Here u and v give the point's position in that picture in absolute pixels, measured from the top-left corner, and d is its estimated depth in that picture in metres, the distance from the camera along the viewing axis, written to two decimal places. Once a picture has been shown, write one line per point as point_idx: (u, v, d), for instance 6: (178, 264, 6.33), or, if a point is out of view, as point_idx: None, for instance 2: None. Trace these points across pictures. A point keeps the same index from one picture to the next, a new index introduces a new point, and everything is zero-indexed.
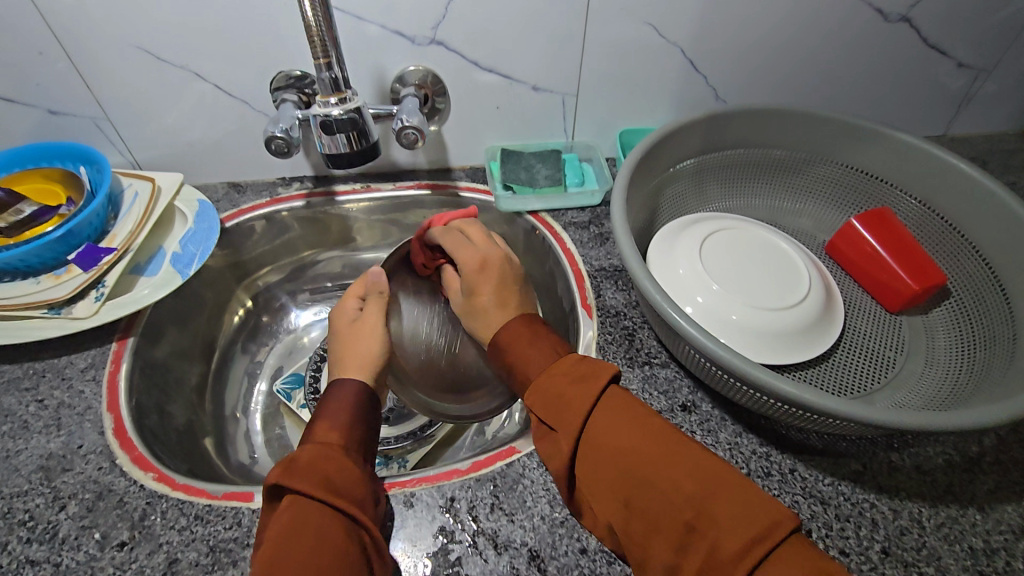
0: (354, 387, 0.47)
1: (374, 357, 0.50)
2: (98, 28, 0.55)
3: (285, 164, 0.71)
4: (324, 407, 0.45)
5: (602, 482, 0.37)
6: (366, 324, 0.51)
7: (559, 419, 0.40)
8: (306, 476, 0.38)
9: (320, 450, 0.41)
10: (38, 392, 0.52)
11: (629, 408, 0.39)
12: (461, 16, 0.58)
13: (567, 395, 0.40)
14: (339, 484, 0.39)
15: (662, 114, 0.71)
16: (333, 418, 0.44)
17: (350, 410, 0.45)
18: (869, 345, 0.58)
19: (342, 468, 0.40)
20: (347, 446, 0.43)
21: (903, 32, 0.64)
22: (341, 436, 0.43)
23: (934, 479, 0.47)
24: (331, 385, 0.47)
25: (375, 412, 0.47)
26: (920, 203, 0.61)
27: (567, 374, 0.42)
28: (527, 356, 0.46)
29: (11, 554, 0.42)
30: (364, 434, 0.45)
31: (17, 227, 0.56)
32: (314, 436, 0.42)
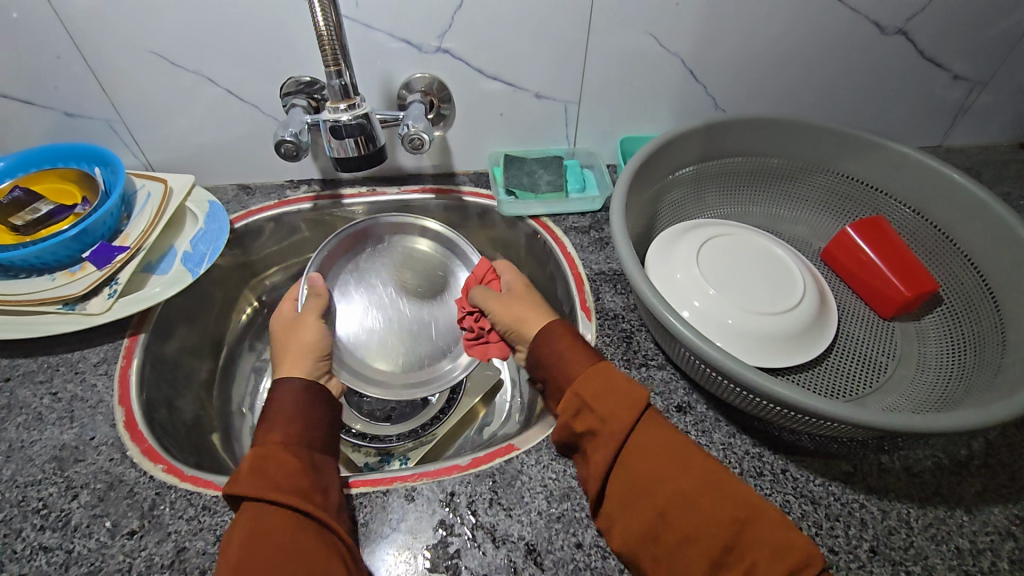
0: (293, 386, 0.48)
1: (314, 344, 0.56)
2: (116, 33, 0.57)
3: (293, 167, 0.72)
4: (272, 405, 0.47)
5: (639, 500, 0.40)
6: (305, 318, 0.58)
7: (601, 439, 0.42)
8: (252, 482, 0.40)
9: (269, 454, 0.42)
10: (51, 385, 0.54)
11: (668, 435, 0.42)
12: (467, 26, 0.59)
13: (618, 405, 0.42)
14: (288, 483, 0.41)
15: (662, 123, 0.73)
16: (276, 421, 0.45)
17: (298, 411, 0.46)
18: (862, 350, 0.59)
19: (290, 470, 0.42)
20: (294, 446, 0.44)
21: (898, 44, 0.65)
22: (284, 436, 0.44)
23: (923, 481, 0.48)
24: (274, 386, 0.48)
25: (323, 406, 0.48)
26: (913, 212, 0.62)
27: (604, 390, 0.43)
28: (573, 361, 0.47)
29: (25, 541, 0.44)
30: (308, 429, 0.46)
31: (33, 225, 0.58)
32: (262, 439, 0.44)
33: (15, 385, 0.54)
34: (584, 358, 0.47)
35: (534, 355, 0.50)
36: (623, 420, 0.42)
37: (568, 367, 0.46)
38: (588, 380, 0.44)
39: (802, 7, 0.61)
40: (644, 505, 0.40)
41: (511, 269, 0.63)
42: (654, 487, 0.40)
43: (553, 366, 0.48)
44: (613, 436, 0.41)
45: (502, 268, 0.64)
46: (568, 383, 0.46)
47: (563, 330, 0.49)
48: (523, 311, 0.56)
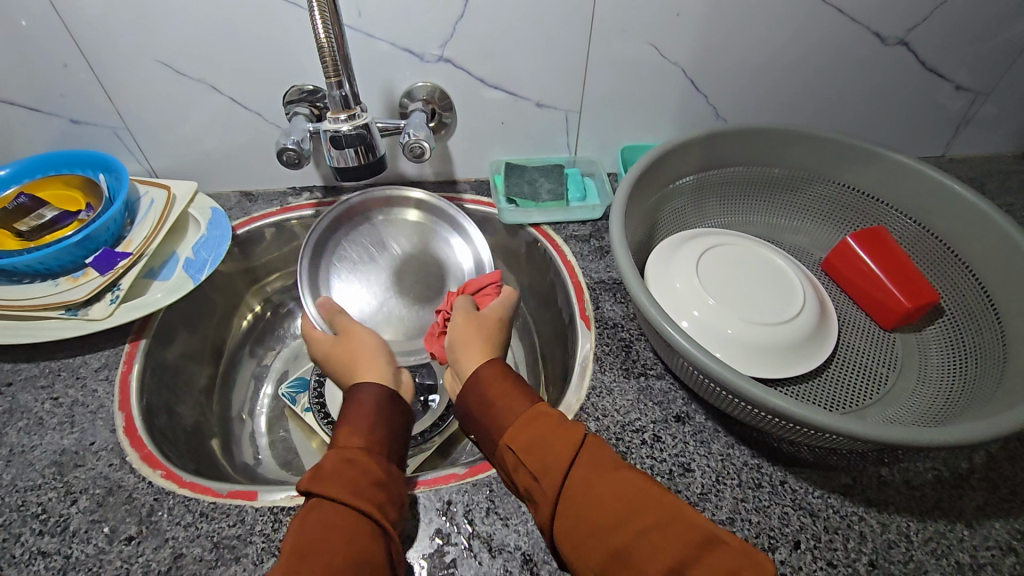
0: (375, 393, 0.47)
1: (373, 343, 0.54)
2: (121, 42, 0.57)
3: (296, 174, 0.73)
4: (351, 409, 0.46)
5: (588, 538, 0.37)
6: (349, 332, 0.56)
7: (538, 485, 0.40)
8: (341, 489, 0.39)
9: (354, 461, 0.42)
10: (53, 390, 0.54)
11: (609, 474, 0.39)
12: (469, 35, 0.60)
13: (545, 452, 0.41)
14: (371, 492, 0.40)
15: (663, 132, 0.73)
16: (358, 425, 0.45)
17: (376, 417, 0.46)
18: (862, 361, 0.59)
19: (371, 477, 0.41)
20: (376, 453, 0.43)
21: (900, 55, 0.65)
22: (367, 442, 0.44)
23: (923, 494, 0.48)
24: (352, 391, 0.48)
25: (400, 413, 0.48)
26: (914, 223, 0.62)
27: (540, 433, 0.42)
28: (505, 402, 0.45)
29: (23, 545, 0.44)
30: (389, 440, 0.45)
31: (37, 231, 0.59)
32: (343, 444, 0.43)
33: (18, 389, 0.54)
34: (515, 398, 0.45)
35: (463, 401, 0.48)
36: (562, 459, 0.40)
37: (495, 412, 0.45)
38: (521, 423, 0.43)
39: (803, 18, 0.61)
40: (591, 553, 0.37)
41: (507, 299, 0.60)
42: (597, 532, 0.37)
43: (478, 412, 0.46)
44: (549, 484, 0.39)
45: (504, 290, 0.61)
46: (499, 431, 0.44)
47: (493, 368, 0.48)
48: (470, 339, 0.53)
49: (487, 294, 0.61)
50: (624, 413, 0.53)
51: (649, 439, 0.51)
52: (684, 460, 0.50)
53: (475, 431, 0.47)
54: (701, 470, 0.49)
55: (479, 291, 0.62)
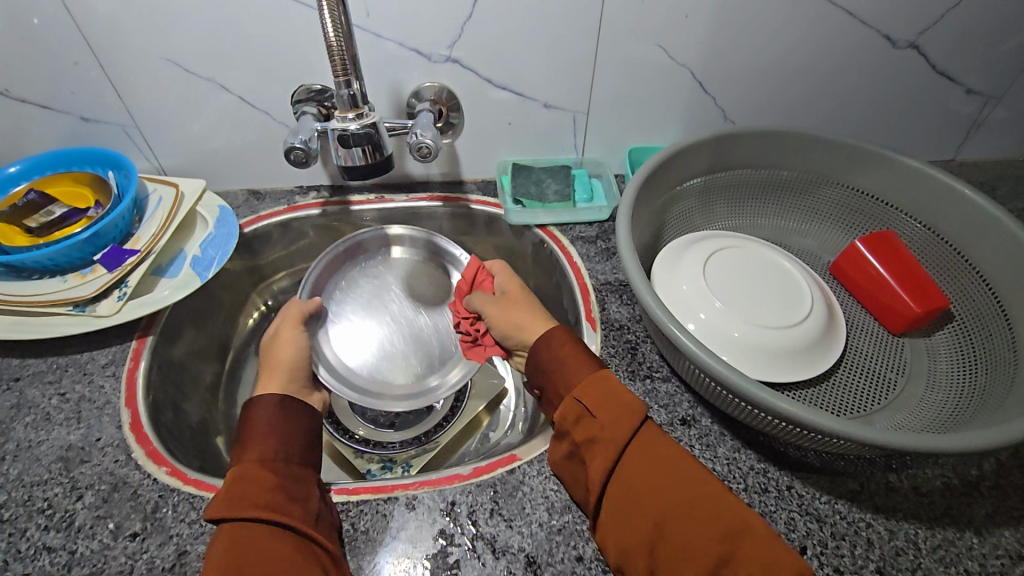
0: (270, 403, 0.48)
1: (291, 360, 0.57)
2: (131, 40, 0.58)
3: (303, 173, 0.73)
4: (247, 428, 0.47)
5: (632, 512, 0.40)
6: (281, 339, 0.59)
7: (599, 447, 0.43)
8: (242, 504, 0.41)
9: (246, 474, 0.43)
10: (60, 385, 0.54)
11: (666, 449, 0.42)
12: (477, 36, 0.60)
13: (614, 420, 0.43)
14: (271, 499, 0.42)
15: (671, 133, 0.73)
16: (251, 442, 0.46)
17: (269, 426, 0.47)
18: (871, 366, 0.58)
19: (265, 485, 0.42)
20: (275, 462, 0.45)
21: (911, 58, 0.65)
22: (261, 454, 0.45)
23: (932, 501, 0.47)
24: (249, 403, 0.48)
25: (301, 414, 0.49)
26: (924, 227, 0.61)
27: (606, 403, 0.44)
28: (574, 368, 0.47)
29: (29, 540, 0.44)
30: (284, 445, 0.46)
31: (47, 227, 0.59)
32: (240, 459, 0.45)
33: (25, 384, 0.54)
34: (584, 366, 0.47)
35: (535, 361, 0.50)
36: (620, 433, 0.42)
37: (569, 374, 0.47)
38: (589, 391, 0.45)
39: (813, 20, 0.61)
40: (637, 519, 0.40)
41: (505, 270, 0.64)
42: (644, 501, 0.40)
43: (552, 372, 0.49)
44: (611, 447, 0.42)
45: (494, 269, 0.64)
46: (569, 390, 0.47)
47: (564, 337, 0.50)
48: (522, 317, 0.56)
49: (481, 281, 0.65)
50: None
51: None
52: None
53: (549, 393, 0.49)
54: None
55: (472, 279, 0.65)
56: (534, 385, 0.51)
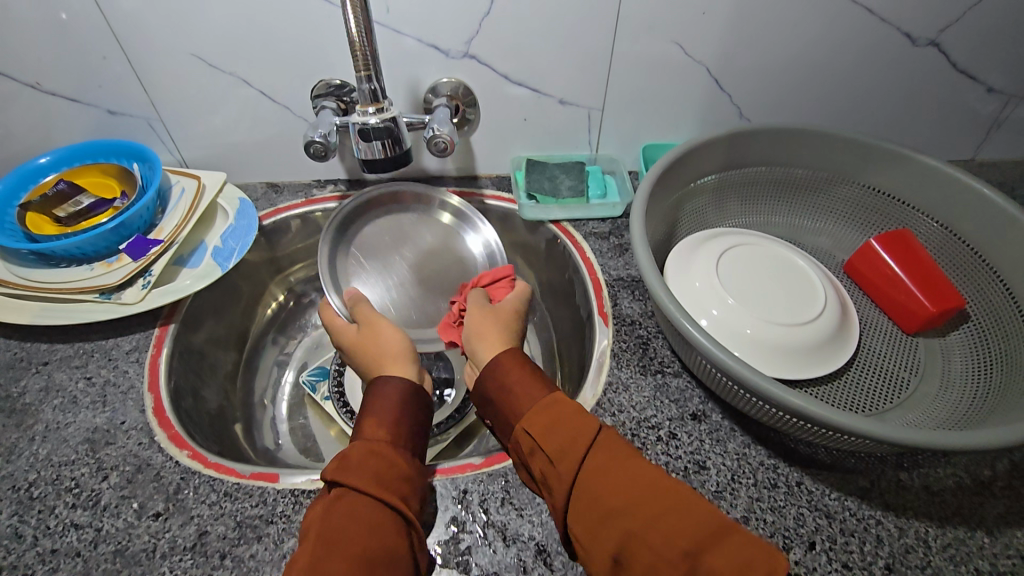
0: (398, 386, 0.49)
1: (400, 347, 0.54)
2: (157, 36, 0.59)
3: (321, 167, 0.75)
4: (372, 404, 0.48)
5: (599, 523, 0.38)
6: (373, 322, 0.57)
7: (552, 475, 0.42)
8: (360, 475, 0.41)
9: (377, 451, 0.43)
10: (86, 369, 0.56)
11: (622, 467, 0.40)
12: (494, 33, 0.61)
13: (562, 443, 0.42)
14: (394, 483, 0.42)
15: (685, 131, 0.73)
16: (383, 421, 0.46)
17: (397, 407, 0.48)
18: (884, 365, 0.58)
19: (396, 469, 0.43)
20: (399, 448, 0.45)
21: (930, 56, 0.65)
22: (390, 435, 0.45)
23: (944, 500, 0.47)
24: (378, 381, 0.50)
25: (422, 410, 0.50)
26: (941, 227, 0.61)
27: (551, 422, 0.44)
28: (520, 393, 0.48)
29: (57, 517, 0.46)
30: (410, 435, 0.47)
31: (75, 217, 0.61)
32: (369, 436, 0.45)
33: (53, 368, 0.56)
34: (529, 393, 0.47)
35: (480, 391, 0.50)
36: (575, 454, 0.41)
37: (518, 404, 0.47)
38: (535, 416, 0.45)
39: (831, 18, 0.61)
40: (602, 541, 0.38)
41: (523, 296, 0.61)
42: (604, 516, 0.38)
43: (499, 400, 0.48)
44: (562, 473, 0.41)
45: (517, 284, 0.62)
46: (518, 420, 0.46)
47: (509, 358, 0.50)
48: (489, 330, 0.55)
49: (500, 285, 0.63)
50: (640, 410, 0.53)
51: (665, 436, 0.51)
52: (700, 458, 0.50)
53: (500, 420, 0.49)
54: (717, 468, 0.49)
55: (490, 284, 0.63)
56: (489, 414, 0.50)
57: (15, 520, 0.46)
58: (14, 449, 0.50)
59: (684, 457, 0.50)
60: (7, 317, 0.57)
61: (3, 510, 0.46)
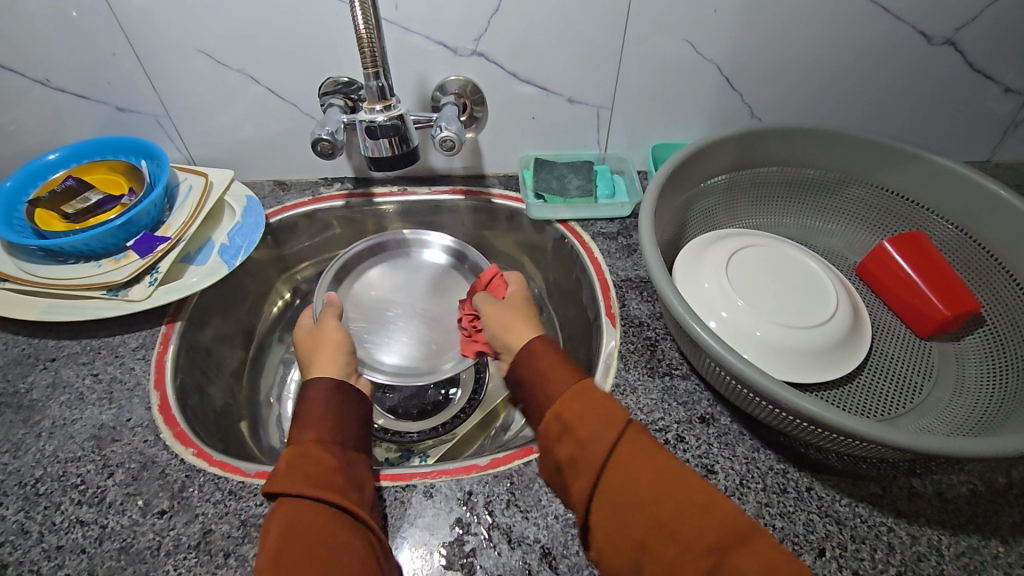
0: (322, 384, 0.49)
1: (337, 342, 0.56)
2: (165, 33, 0.59)
3: (328, 165, 0.74)
4: (303, 409, 0.47)
5: (624, 515, 0.39)
6: (322, 325, 0.58)
7: (581, 458, 0.41)
8: (290, 480, 0.40)
9: (308, 453, 0.43)
10: (93, 366, 0.56)
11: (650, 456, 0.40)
12: (502, 30, 0.60)
13: (594, 428, 0.42)
14: (326, 479, 0.41)
15: (695, 130, 0.72)
16: (312, 422, 0.46)
17: (326, 408, 0.47)
18: (896, 370, 0.57)
19: (326, 467, 0.42)
20: (327, 443, 0.44)
21: (946, 55, 0.63)
22: (318, 434, 0.45)
23: (957, 508, 0.46)
24: (305, 386, 0.49)
25: (354, 402, 0.49)
26: (956, 228, 0.60)
27: (586, 410, 0.43)
28: (553, 379, 0.46)
29: (63, 514, 0.46)
30: (343, 428, 0.46)
31: (82, 214, 0.61)
32: (296, 438, 0.45)
33: (60, 364, 0.56)
34: (561, 379, 0.46)
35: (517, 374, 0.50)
36: (604, 442, 0.41)
37: (546, 392, 0.46)
38: (568, 402, 0.44)
39: (844, 16, 0.60)
40: (626, 533, 0.38)
41: (519, 282, 0.63)
42: (628, 506, 0.39)
43: (535, 385, 0.47)
44: (596, 453, 0.41)
45: (510, 277, 0.63)
46: (547, 406, 0.45)
47: (541, 347, 0.49)
48: (512, 321, 0.55)
49: (495, 283, 0.64)
50: (647, 412, 0.53)
51: (673, 439, 0.51)
52: (708, 462, 0.49)
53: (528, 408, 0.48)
54: (725, 472, 0.49)
55: (489, 283, 0.65)
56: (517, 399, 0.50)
57: (21, 516, 0.46)
58: (21, 445, 0.50)
59: (692, 460, 0.49)
60: (16, 313, 0.58)
61: (10, 506, 0.46)
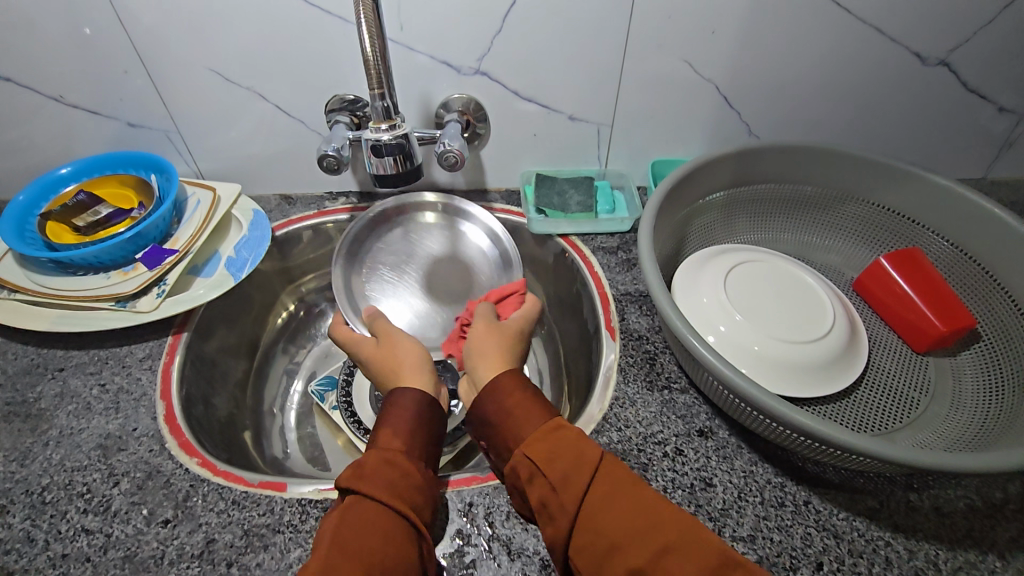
0: (415, 396, 0.48)
1: (418, 356, 0.54)
2: (176, 52, 0.61)
3: (334, 180, 0.76)
4: (388, 415, 0.47)
5: (604, 556, 0.37)
6: (389, 335, 0.57)
7: (552, 497, 0.40)
8: (377, 486, 0.41)
9: (389, 461, 0.43)
10: (101, 376, 0.57)
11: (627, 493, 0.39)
12: (505, 50, 0.62)
13: (563, 471, 0.40)
14: (407, 492, 0.42)
15: (694, 147, 0.74)
16: (400, 431, 0.46)
17: (406, 421, 0.47)
18: (893, 384, 0.58)
19: (409, 479, 0.43)
20: (411, 456, 0.45)
21: (939, 75, 0.65)
22: (406, 447, 0.45)
23: (954, 522, 0.47)
24: (395, 394, 0.49)
25: (438, 422, 0.49)
26: (951, 245, 0.61)
27: (559, 450, 0.42)
28: (523, 416, 0.45)
29: (69, 522, 0.47)
30: (425, 445, 0.47)
31: (93, 226, 0.63)
32: (384, 445, 0.44)
33: (68, 374, 0.57)
34: (525, 420, 0.45)
35: (478, 411, 0.47)
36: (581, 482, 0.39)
37: (513, 431, 0.44)
38: (536, 443, 0.42)
39: (838, 38, 0.61)
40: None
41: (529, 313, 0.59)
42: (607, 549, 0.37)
43: (499, 424, 0.46)
44: (569, 494, 0.39)
45: (528, 300, 0.61)
46: (517, 444, 0.44)
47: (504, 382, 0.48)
48: (488, 346, 0.53)
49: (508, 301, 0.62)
50: (647, 425, 0.53)
51: (671, 452, 0.51)
52: (706, 475, 0.50)
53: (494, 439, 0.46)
54: (723, 485, 0.49)
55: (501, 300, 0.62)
56: (478, 436, 0.48)
57: (28, 524, 0.46)
58: (28, 454, 0.51)
59: (690, 473, 0.50)
60: (26, 323, 0.59)
61: (16, 514, 0.47)
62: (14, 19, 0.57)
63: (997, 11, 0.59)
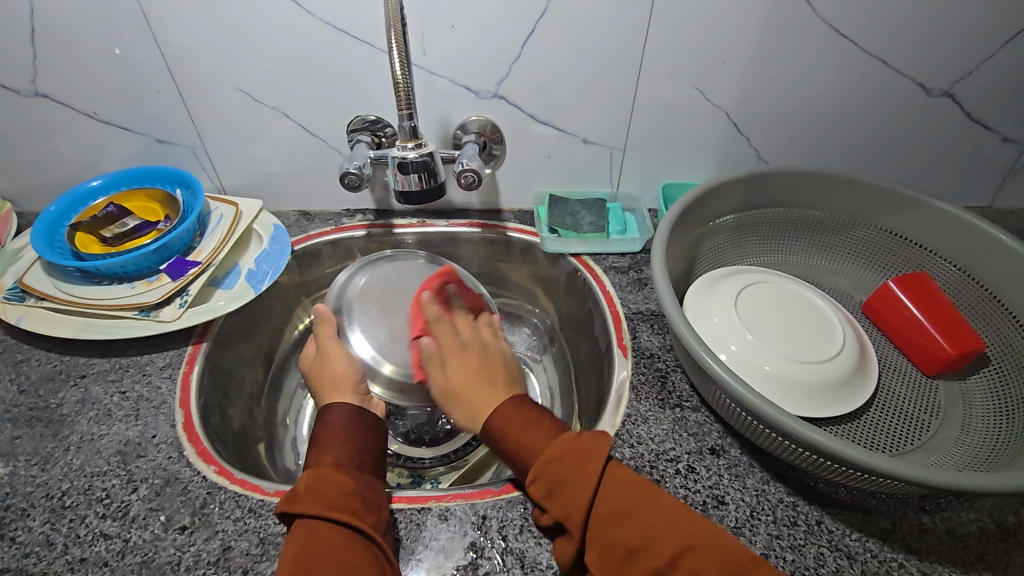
0: (341, 408, 0.49)
1: (345, 375, 0.54)
2: (207, 74, 0.63)
3: (352, 197, 0.78)
4: (320, 432, 0.48)
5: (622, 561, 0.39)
6: (326, 351, 0.55)
7: (563, 495, 0.41)
8: (312, 502, 0.41)
9: (322, 475, 0.44)
10: (121, 384, 0.58)
11: (629, 475, 0.41)
12: (522, 76, 0.64)
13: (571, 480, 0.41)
14: (346, 503, 0.42)
15: (704, 171, 0.75)
16: (329, 444, 0.47)
17: (343, 432, 0.48)
18: (903, 407, 0.58)
19: (343, 489, 0.43)
20: (346, 466, 0.45)
21: (944, 106, 0.67)
22: (337, 458, 0.46)
23: (967, 546, 0.47)
24: (323, 410, 0.50)
25: (372, 425, 0.50)
26: (960, 271, 0.62)
27: (567, 455, 0.42)
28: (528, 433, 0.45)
29: (88, 527, 0.47)
30: (360, 451, 0.47)
31: (120, 237, 0.64)
32: (317, 461, 0.45)
33: (90, 381, 0.58)
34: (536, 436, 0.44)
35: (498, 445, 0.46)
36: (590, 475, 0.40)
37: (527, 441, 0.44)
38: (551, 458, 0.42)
39: (845, 68, 0.63)
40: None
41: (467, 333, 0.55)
42: (618, 528, 0.39)
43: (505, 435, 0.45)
44: (581, 488, 0.40)
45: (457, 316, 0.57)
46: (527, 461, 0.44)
47: (513, 410, 0.46)
48: (472, 383, 0.50)
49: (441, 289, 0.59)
50: (658, 442, 0.54)
51: (683, 469, 0.52)
52: (719, 493, 0.50)
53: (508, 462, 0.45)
54: (736, 504, 0.49)
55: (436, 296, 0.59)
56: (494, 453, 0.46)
57: (47, 527, 0.47)
58: (49, 459, 0.52)
59: (703, 491, 0.50)
60: (51, 330, 0.60)
61: (37, 518, 0.48)
62: (56, 39, 0.60)
63: (999, 45, 0.61)
